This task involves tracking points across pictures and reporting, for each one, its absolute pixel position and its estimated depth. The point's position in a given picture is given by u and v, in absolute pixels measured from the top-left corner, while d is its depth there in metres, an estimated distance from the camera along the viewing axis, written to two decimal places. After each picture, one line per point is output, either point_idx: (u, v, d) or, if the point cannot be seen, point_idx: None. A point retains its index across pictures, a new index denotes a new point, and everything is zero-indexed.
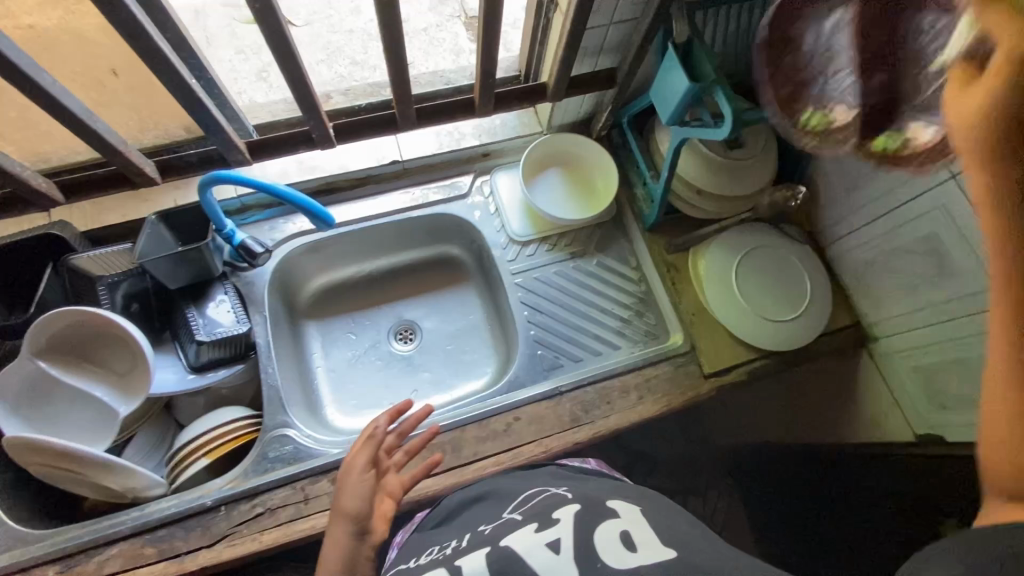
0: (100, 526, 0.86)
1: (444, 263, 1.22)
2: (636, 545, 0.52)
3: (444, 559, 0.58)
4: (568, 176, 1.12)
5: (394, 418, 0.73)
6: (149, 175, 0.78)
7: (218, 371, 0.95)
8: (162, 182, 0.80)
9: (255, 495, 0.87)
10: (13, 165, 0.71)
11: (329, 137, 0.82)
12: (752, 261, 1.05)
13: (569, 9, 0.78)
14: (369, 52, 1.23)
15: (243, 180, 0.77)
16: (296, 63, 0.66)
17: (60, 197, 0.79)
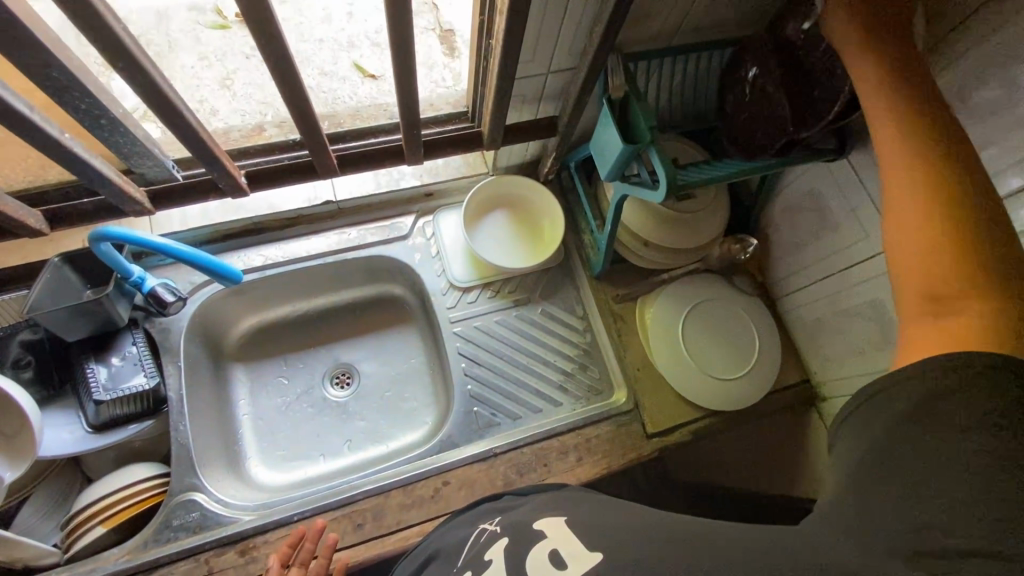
0: None
1: (387, 303, 1.16)
2: (565, 562, 0.49)
3: None
4: (514, 220, 1.06)
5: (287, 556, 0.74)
6: (32, 226, 0.73)
7: (126, 427, 0.88)
8: (49, 232, 0.76)
9: (154, 569, 0.81)
10: None
11: (239, 187, 0.80)
12: (700, 315, 1.01)
13: (496, 61, 0.74)
14: (339, 62, 1.16)
15: (128, 239, 0.73)
16: (176, 113, 0.61)
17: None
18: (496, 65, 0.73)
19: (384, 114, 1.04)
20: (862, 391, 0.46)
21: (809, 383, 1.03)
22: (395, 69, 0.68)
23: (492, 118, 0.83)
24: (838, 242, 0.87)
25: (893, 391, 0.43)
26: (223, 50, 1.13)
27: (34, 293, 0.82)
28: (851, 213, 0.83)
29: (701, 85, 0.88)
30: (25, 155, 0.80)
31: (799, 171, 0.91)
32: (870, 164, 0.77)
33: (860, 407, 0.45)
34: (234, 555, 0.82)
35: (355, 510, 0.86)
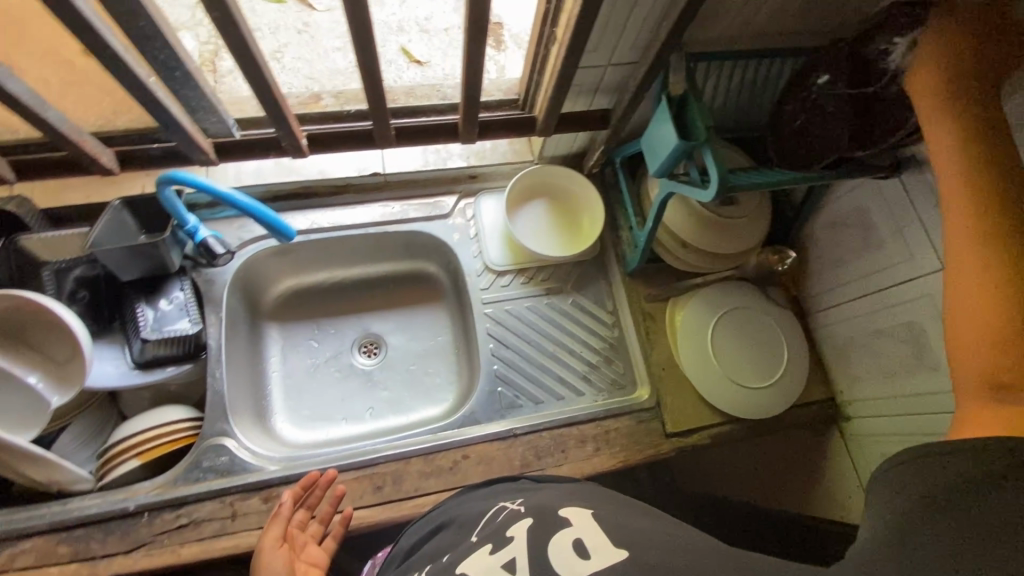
0: (15, 518, 0.82)
1: (421, 280, 1.19)
2: (588, 552, 0.53)
3: None
4: (554, 210, 1.07)
5: (299, 495, 0.81)
6: (103, 164, 0.76)
7: (164, 369, 0.92)
8: (118, 173, 0.79)
9: (181, 505, 0.84)
10: None
11: (300, 148, 0.83)
12: (730, 322, 1.02)
13: (562, 46, 0.75)
14: (390, 44, 1.19)
15: (197, 186, 0.77)
16: (258, 69, 0.64)
17: (12, 173, 0.76)
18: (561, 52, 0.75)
19: (436, 95, 1.06)
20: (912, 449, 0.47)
21: (833, 401, 1.02)
22: (464, 46, 0.70)
23: (550, 103, 0.84)
24: (882, 261, 0.87)
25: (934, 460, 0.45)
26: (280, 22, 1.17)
27: (97, 230, 0.85)
28: (897, 232, 0.83)
29: (757, 91, 0.88)
30: (101, 99, 0.85)
31: (847, 187, 0.91)
32: (926, 184, 0.77)
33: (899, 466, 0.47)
34: (258, 501, 0.85)
35: (375, 472, 0.89)
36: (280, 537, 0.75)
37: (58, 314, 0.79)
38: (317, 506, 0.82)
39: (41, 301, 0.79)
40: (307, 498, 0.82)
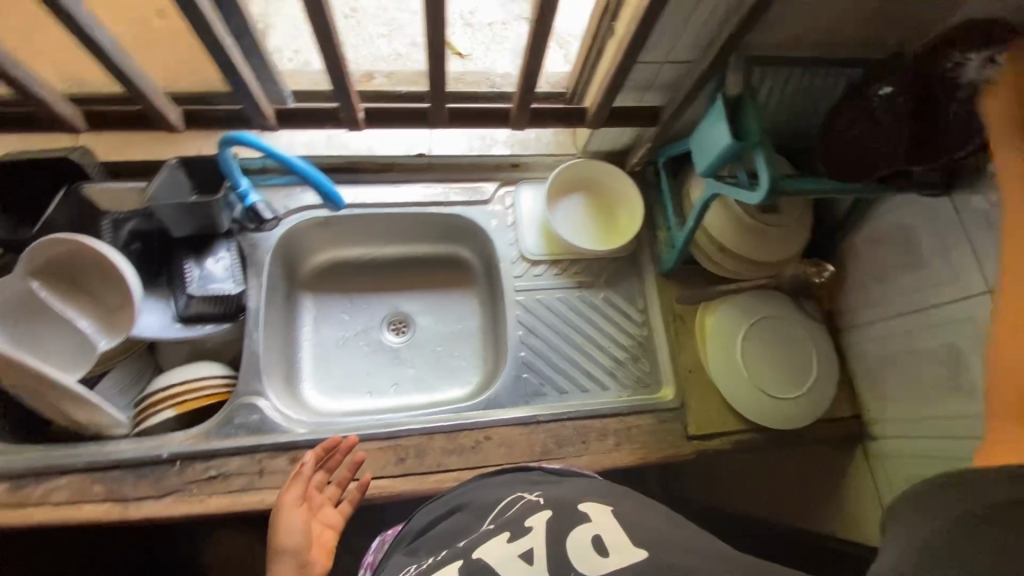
0: (54, 454, 0.85)
1: (454, 264, 1.21)
2: (607, 550, 0.56)
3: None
4: (594, 205, 1.07)
5: (321, 458, 0.82)
6: (170, 121, 0.80)
7: (203, 326, 0.94)
8: (183, 131, 0.83)
9: (212, 458, 0.86)
10: (41, 90, 0.75)
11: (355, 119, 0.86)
12: (761, 331, 1.01)
13: (625, 38, 0.76)
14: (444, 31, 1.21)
15: (260, 147, 0.80)
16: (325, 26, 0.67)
17: (83, 125, 0.83)
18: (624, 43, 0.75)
19: (486, 83, 1.08)
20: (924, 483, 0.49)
21: (859, 419, 1.01)
22: (529, 31, 0.71)
23: (604, 95, 0.85)
24: (925, 281, 0.86)
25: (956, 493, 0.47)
26: None
27: (154, 185, 0.88)
28: (942, 252, 0.82)
29: (806, 103, 0.89)
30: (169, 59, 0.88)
31: (893, 204, 0.90)
32: (978, 206, 0.76)
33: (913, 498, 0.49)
34: (285, 461, 0.87)
35: (399, 444, 0.91)
36: (300, 497, 0.77)
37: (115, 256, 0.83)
38: (335, 471, 0.83)
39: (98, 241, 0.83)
40: (327, 461, 0.83)
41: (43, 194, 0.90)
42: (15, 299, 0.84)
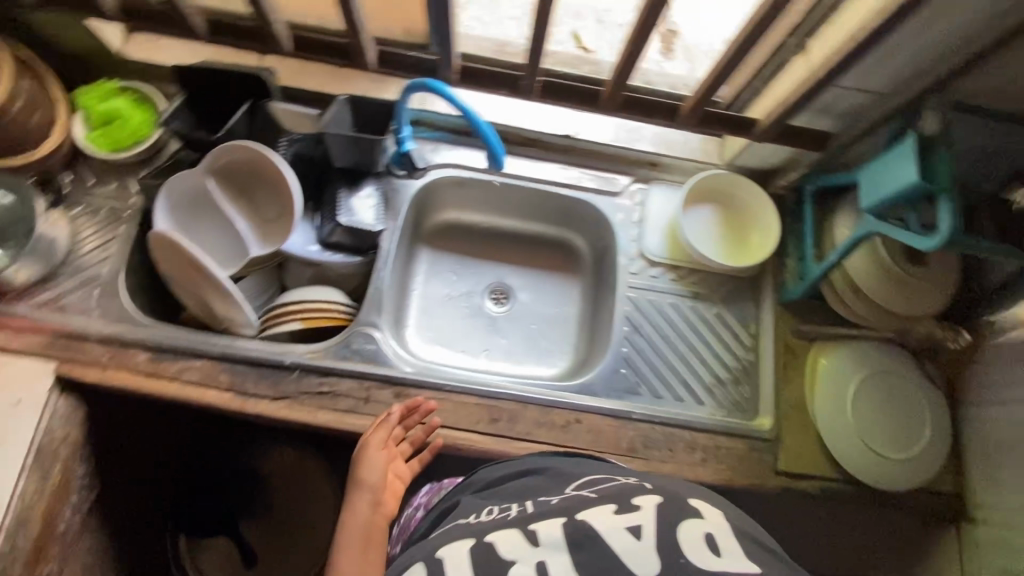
0: (191, 338, 0.93)
1: (565, 250, 1.21)
2: (719, 550, 0.55)
3: (518, 519, 0.62)
4: (725, 220, 1.06)
5: (403, 415, 0.89)
6: (364, 59, 0.94)
7: (336, 254, 1.00)
8: (370, 69, 0.97)
9: (326, 375, 0.92)
10: (273, 18, 0.88)
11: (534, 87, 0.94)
12: (874, 384, 0.97)
13: (837, 53, 0.74)
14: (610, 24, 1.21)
15: (446, 95, 0.84)
16: None
17: (290, 46, 0.95)
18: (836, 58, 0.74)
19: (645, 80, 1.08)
20: None
21: (959, 499, 0.96)
22: None
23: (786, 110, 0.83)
24: None
25: None
26: None
27: (328, 117, 0.94)
28: None
29: None
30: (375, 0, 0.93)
31: None
32: None
33: None
34: (389, 395, 0.92)
35: (495, 406, 0.94)
36: (381, 445, 0.86)
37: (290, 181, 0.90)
38: (414, 427, 0.90)
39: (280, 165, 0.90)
40: (406, 418, 0.89)
41: (230, 103, 0.98)
42: (195, 192, 0.94)
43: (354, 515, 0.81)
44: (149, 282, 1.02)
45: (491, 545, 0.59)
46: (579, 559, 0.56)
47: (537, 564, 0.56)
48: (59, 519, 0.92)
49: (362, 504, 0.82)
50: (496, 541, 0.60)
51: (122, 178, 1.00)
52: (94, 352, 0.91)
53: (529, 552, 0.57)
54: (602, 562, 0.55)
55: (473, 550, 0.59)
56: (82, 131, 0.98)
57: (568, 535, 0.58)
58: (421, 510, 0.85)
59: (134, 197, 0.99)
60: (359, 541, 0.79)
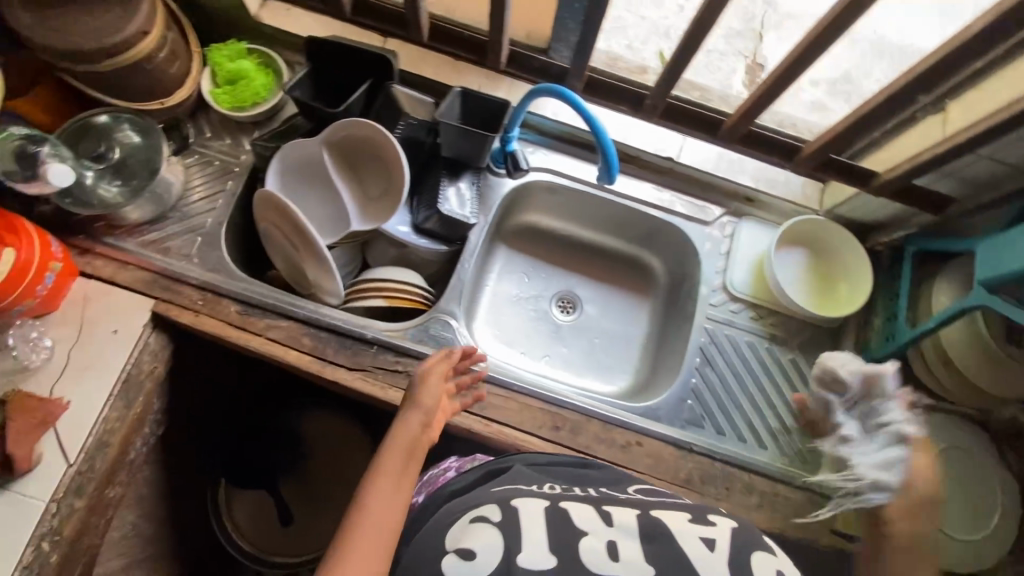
0: (280, 298, 0.96)
1: (640, 270, 1.20)
2: None
3: (592, 498, 0.64)
4: (813, 267, 1.05)
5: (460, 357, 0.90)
6: (497, 58, 0.98)
7: (427, 240, 1.03)
8: (500, 68, 1.01)
9: (401, 355, 0.94)
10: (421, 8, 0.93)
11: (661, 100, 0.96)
12: (946, 460, 0.94)
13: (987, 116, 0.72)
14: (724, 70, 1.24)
15: (573, 103, 0.84)
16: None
17: (426, 34, 1.00)
18: (984, 121, 0.72)
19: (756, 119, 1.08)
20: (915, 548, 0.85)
21: None
22: None
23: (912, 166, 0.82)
24: None
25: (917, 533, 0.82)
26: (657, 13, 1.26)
27: (443, 108, 0.95)
28: None
29: None
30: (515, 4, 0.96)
31: None
32: None
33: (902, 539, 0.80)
34: None
35: (560, 413, 0.94)
36: (440, 371, 0.86)
37: (399, 155, 0.92)
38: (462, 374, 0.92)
39: (389, 140, 0.92)
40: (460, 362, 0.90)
41: (352, 80, 1.01)
42: (302, 157, 0.97)
43: (403, 429, 0.78)
44: (244, 239, 1.06)
45: (564, 509, 0.60)
46: (648, 549, 0.55)
47: (608, 541, 0.56)
48: (132, 448, 0.95)
49: (413, 421, 0.79)
50: (570, 508, 0.60)
51: (236, 135, 1.04)
52: (189, 296, 0.95)
53: (603, 529, 0.57)
54: (674, 554, 0.54)
55: (548, 510, 0.60)
56: (209, 86, 1.03)
57: (641, 526, 0.58)
58: (452, 471, 0.86)
59: (245, 154, 1.04)
60: (403, 452, 0.74)
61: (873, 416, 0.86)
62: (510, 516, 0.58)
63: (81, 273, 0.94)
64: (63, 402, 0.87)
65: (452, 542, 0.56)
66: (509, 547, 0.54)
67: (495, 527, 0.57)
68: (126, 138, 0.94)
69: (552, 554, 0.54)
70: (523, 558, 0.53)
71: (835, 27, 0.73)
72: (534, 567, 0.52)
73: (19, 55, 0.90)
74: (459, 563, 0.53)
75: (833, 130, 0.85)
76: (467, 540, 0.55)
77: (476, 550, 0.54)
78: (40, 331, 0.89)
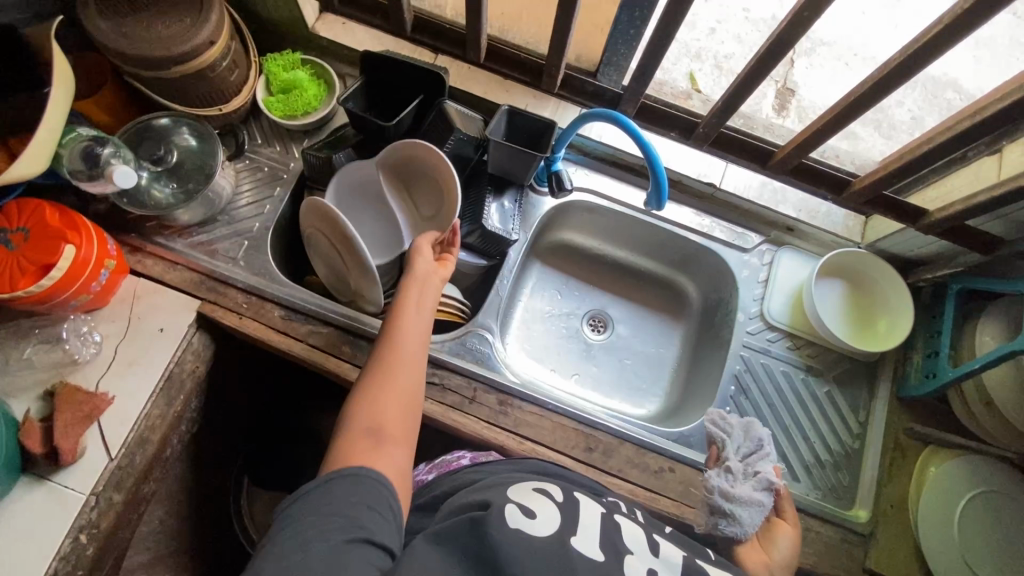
0: (322, 303, 0.98)
1: (672, 293, 1.20)
2: None
3: (644, 525, 0.67)
4: (851, 299, 1.04)
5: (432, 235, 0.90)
6: (552, 82, 1.00)
7: (468, 253, 1.05)
8: (552, 90, 1.03)
9: (438, 367, 0.95)
10: (482, 29, 0.95)
11: (709, 135, 0.98)
12: (987, 503, 0.92)
13: None
14: (764, 101, 1.25)
15: (628, 128, 0.86)
16: (796, 27, 0.72)
17: (481, 54, 1.03)
18: None
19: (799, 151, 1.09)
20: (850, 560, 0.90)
21: None
22: None
23: (965, 208, 0.81)
24: None
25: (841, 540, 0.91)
26: (699, 44, 1.28)
27: (492, 126, 0.95)
28: None
29: None
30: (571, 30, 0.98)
31: None
32: None
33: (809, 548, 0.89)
34: (494, 400, 0.94)
35: (592, 435, 0.93)
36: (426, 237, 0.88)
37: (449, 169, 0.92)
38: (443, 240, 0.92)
39: (437, 154, 0.92)
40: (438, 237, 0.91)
41: (404, 94, 1.03)
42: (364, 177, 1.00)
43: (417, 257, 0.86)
44: (286, 246, 1.08)
45: (615, 524, 0.64)
46: None
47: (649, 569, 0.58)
48: (168, 444, 0.96)
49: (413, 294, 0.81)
50: (622, 527, 0.64)
51: (286, 143, 1.07)
52: (234, 298, 0.97)
53: (647, 555, 0.60)
54: None
55: (602, 520, 0.63)
56: (263, 95, 1.06)
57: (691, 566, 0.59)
58: (466, 458, 0.89)
59: (294, 162, 1.06)
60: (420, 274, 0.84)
61: (753, 464, 0.84)
62: (570, 508, 0.64)
63: (132, 271, 0.96)
64: (109, 397, 0.88)
65: (514, 495, 0.63)
66: (563, 528, 0.59)
67: (556, 505, 0.64)
68: (183, 142, 0.98)
69: (602, 550, 0.58)
70: (575, 540, 0.58)
71: (903, 67, 0.73)
72: (583, 551, 0.57)
73: (89, 56, 0.92)
74: (518, 513, 0.60)
75: (885, 168, 0.86)
76: (528, 502, 0.63)
77: (537, 512, 0.61)
78: (90, 326, 0.92)
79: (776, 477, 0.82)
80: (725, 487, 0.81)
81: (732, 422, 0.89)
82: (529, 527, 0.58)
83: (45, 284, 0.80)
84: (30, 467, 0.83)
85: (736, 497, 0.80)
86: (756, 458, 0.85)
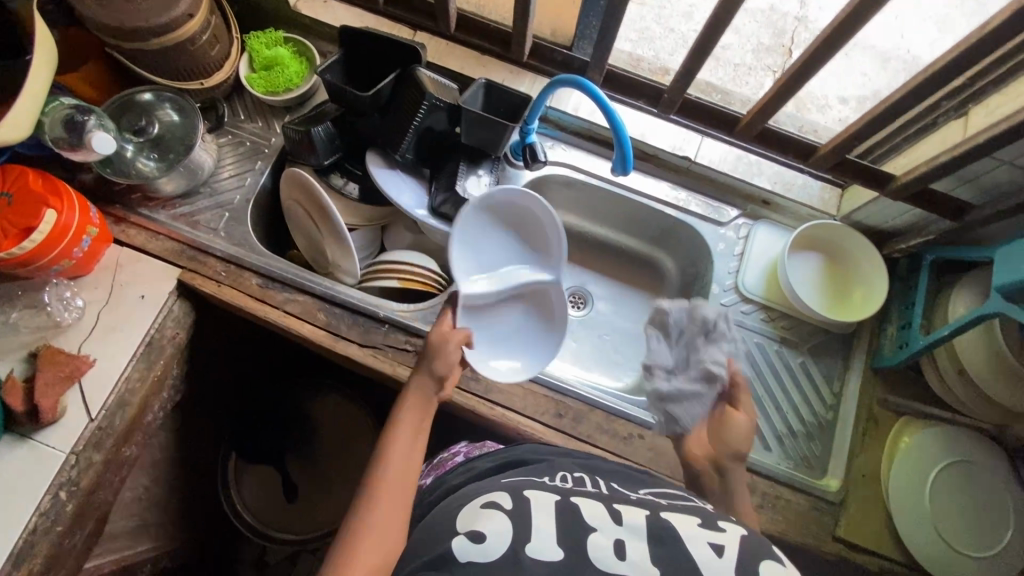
0: (300, 272, 1.00)
1: (652, 270, 1.21)
2: None
3: (610, 496, 0.65)
4: (827, 270, 1.05)
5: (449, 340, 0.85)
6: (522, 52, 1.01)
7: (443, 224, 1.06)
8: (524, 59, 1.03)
9: (413, 335, 0.97)
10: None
11: (674, 101, 1.00)
12: (959, 470, 0.92)
13: (1004, 119, 0.72)
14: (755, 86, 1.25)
15: (593, 93, 0.87)
16: None
17: (453, 26, 1.04)
18: (1001, 124, 0.72)
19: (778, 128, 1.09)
20: (818, 528, 0.90)
21: None
22: None
23: (928, 169, 0.82)
24: None
25: (812, 509, 0.91)
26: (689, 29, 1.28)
27: (465, 95, 0.97)
28: None
29: None
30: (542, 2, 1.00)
31: None
32: None
33: (767, 510, 0.90)
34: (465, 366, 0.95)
35: (562, 401, 0.94)
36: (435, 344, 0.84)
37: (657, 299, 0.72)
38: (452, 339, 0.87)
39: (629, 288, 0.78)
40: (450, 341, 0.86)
41: (381, 67, 1.05)
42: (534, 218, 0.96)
43: (415, 396, 0.80)
44: (268, 219, 1.11)
45: (575, 508, 0.61)
46: (656, 551, 0.55)
47: (616, 542, 0.56)
48: (148, 411, 0.98)
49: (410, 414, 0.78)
50: (580, 507, 0.61)
51: (268, 118, 1.10)
52: (213, 267, 0.99)
53: (611, 527, 0.58)
54: (683, 558, 0.54)
55: (561, 504, 0.62)
56: (245, 70, 1.08)
57: (649, 527, 0.58)
58: (460, 456, 0.90)
59: (275, 137, 1.09)
60: (417, 409, 0.78)
61: (694, 354, 0.82)
62: (522, 511, 0.60)
63: (115, 241, 0.99)
64: (89, 359, 0.91)
65: (463, 526, 0.58)
66: (516, 537, 0.55)
67: (506, 514, 0.59)
68: (165, 116, 1.00)
69: (561, 549, 0.55)
70: (529, 548, 0.54)
71: (859, 23, 0.73)
72: (540, 557, 0.54)
73: (72, 30, 0.93)
74: (468, 544, 0.56)
75: (850, 130, 0.86)
76: (477, 524, 0.58)
77: (486, 534, 0.56)
78: (73, 292, 0.94)
79: (716, 367, 0.80)
80: (660, 388, 0.82)
81: (670, 311, 0.85)
82: (479, 556, 0.54)
83: (27, 246, 0.82)
84: (13, 427, 0.86)
85: (672, 396, 0.82)
86: (696, 343, 0.82)
